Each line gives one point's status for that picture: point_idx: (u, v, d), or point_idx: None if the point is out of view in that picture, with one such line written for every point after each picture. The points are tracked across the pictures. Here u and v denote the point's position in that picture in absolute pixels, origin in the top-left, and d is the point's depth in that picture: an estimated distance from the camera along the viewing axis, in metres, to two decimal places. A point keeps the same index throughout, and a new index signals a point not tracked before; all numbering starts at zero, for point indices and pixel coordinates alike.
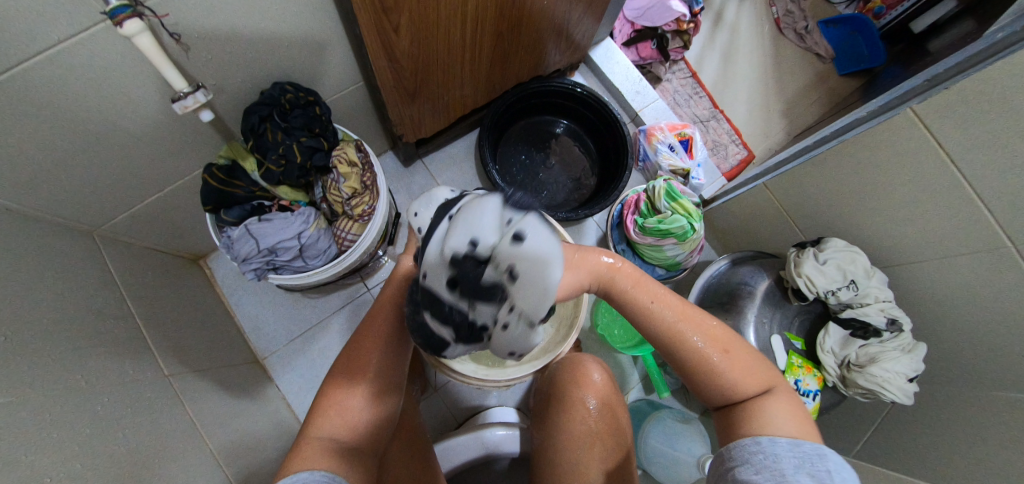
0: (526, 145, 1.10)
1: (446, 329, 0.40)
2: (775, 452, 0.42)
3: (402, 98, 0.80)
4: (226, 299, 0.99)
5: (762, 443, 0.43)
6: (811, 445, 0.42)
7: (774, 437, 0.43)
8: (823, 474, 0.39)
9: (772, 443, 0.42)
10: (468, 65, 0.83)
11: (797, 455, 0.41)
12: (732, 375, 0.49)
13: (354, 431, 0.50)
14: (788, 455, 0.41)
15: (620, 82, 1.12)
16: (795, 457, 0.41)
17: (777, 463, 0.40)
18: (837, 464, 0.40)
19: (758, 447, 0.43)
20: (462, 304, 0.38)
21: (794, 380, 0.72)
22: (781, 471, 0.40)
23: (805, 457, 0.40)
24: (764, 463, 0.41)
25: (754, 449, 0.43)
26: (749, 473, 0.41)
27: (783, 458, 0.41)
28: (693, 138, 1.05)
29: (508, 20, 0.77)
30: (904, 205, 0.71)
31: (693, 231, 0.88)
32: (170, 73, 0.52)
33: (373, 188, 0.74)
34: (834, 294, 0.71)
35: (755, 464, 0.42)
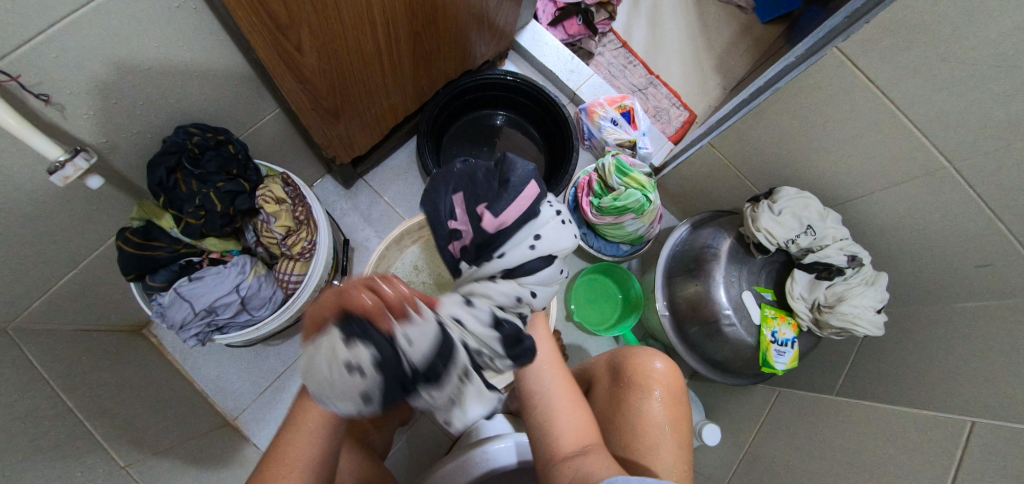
0: (469, 143, 1.06)
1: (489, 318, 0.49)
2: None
3: (324, 119, 0.75)
4: (180, 366, 0.92)
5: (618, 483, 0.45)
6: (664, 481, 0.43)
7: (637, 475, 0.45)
8: None
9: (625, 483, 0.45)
10: (390, 72, 0.78)
11: None
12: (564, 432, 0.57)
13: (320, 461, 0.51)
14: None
15: (552, 63, 1.10)
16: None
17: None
18: None
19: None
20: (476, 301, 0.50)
21: (772, 332, 0.74)
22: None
23: None
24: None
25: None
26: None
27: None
28: (634, 109, 1.03)
29: (425, 19, 0.73)
30: (843, 142, 0.72)
31: (649, 202, 0.87)
32: (39, 142, 0.45)
33: (309, 221, 0.69)
34: (794, 242, 0.72)
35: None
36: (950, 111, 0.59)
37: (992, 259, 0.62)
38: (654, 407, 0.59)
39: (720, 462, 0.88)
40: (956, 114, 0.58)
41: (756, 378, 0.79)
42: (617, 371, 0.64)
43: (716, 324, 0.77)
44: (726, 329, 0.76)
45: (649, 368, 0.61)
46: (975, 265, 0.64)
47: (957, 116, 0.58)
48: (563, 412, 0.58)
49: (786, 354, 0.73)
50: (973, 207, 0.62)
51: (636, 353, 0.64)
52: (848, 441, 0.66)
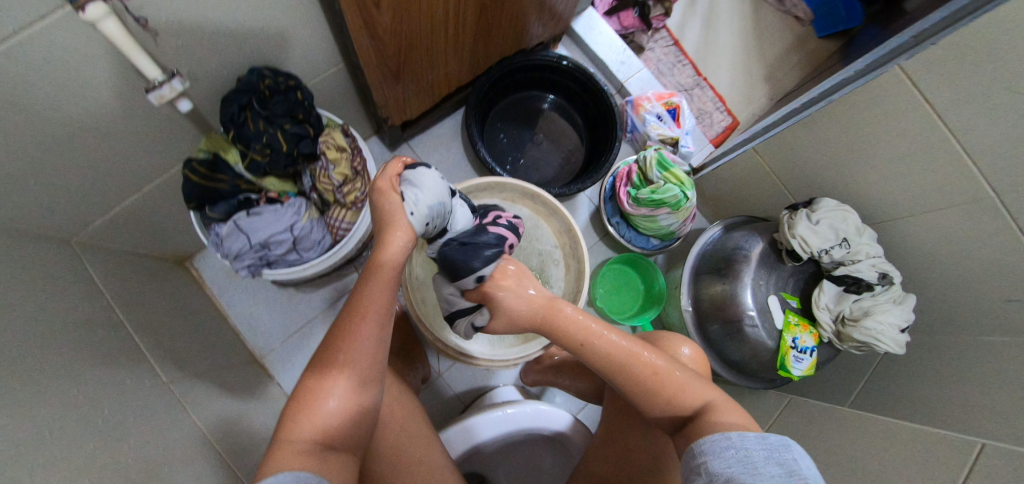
0: (513, 122, 1.08)
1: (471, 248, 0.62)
2: (747, 446, 0.43)
3: (386, 79, 0.77)
4: (217, 299, 0.97)
5: (733, 438, 0.44)
6: (778, 437, 0.44)
7: (745, 432, 0.45)
8: (789, 463, 0.41)
9: (743, 439, 0.44)
10: (452, 41, 0.80)
11: (765, 446, 0.43)
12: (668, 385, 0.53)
13: (344, 414, 0.49)
14: (759, 448, 0.43)
15: (604, 52, 1.11)
16: (764, 449, 0.43)
17: (752, 465, 0.42)
18: (799, 453, 0.43)
19: (732, 445, 0.44)
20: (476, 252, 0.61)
21: (793, 337, 0.75)
22: (754, 467, 0.41)
23: (773, 448, 0.43)
24: (738, 461, 0.42)
25: (730, 445, 0.44)
26: (723, 466, 0.43)
27: (753, 452, 0.42)
28: (680, 106, 1.04)
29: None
30: (891, 162, 0.72)
31: (686, 199, 0.89)
32: (142, 62, 0.48)
33: (365, 173, 0.72)
34: (827, 252, 0.73)
35: (728, 458, 0.43)
36: (1007, 142, 0.59)
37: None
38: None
39: None
40: (1011, 145, 0.59)
41: (769, 382, 0.81)
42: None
43: (738, 324, 0.79)
44: (747, 330, 0.78)
45: (675, 350, 0.64)
46: (1006, 298, 0.64)
47: (1012, 147, 0.59)
48: (666, 377, 0.53)
49: (803, 361, 0.75)
50: (1012, 240, 0.63)
51: (664, 337, 0.67)
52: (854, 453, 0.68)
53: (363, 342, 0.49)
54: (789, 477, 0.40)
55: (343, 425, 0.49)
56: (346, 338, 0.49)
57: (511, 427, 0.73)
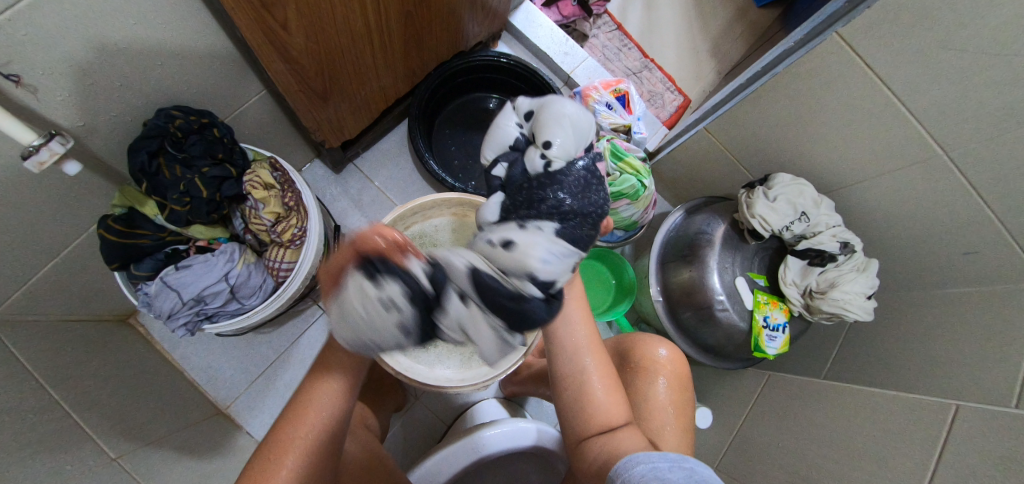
0: (461, 127, 1.04)
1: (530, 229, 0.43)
2: (654, 461, 0.43)
3: (312, 101, 0.72)
4: (169, 355, 0.91)
5: (641, 456, 0.45)
6: (680, 452, 0.44)
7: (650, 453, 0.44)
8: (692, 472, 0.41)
9: (650, 454, 0.44)
10: (380, 53, 0.75)
11: (669, 459, 0.42)
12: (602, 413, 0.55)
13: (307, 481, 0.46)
14: (665, 460, 0.43)
15: (546, 45, 1.07)
16: (668, 461, 0.42)
17: (660, 473, 0.41)
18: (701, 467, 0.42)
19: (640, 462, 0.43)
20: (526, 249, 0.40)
21: (764, 317, 0.74)
22: (663, 473, 0.41)
23: (675, 460, 0.42)
24: (646, 475, 0.41)
25: (640, 464, 0.43)
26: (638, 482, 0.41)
27: (660, 462, 0.42)
28: (628, 92, 1.02)
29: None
30: (839, 129, 0.72)
31: (643, 188, 0.87)
32: (10, 126, 0.43)
33: (299, 207, 0.67)
34: (788, 228, 0.72)
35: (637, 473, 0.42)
36: (947, 99, 0.58)
37: (980, 246, 0.62)
38: (660, 393, 0.61)
39: (711, 445, 0.90)
40: (954, 101, 0.58)
41: (745, 363, 0.80)
42: (623, 358, 0.67)
43: (709, 309, 0.78)
44: (719, 314, 0.76)
45: (653, 354, 0.64)
46: (964, 251, 0.64)
47: (955, 104, 0.58)
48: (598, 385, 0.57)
49: (777, 339, 0.73)
50: (964, 194, 0.62)
51: (641, 340, 0.66)
52: (839, 425, 0.68)
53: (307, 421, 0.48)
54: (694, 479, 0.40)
55: None
56: (302, 408, 0.49)
57: (496, 447, 0.71)
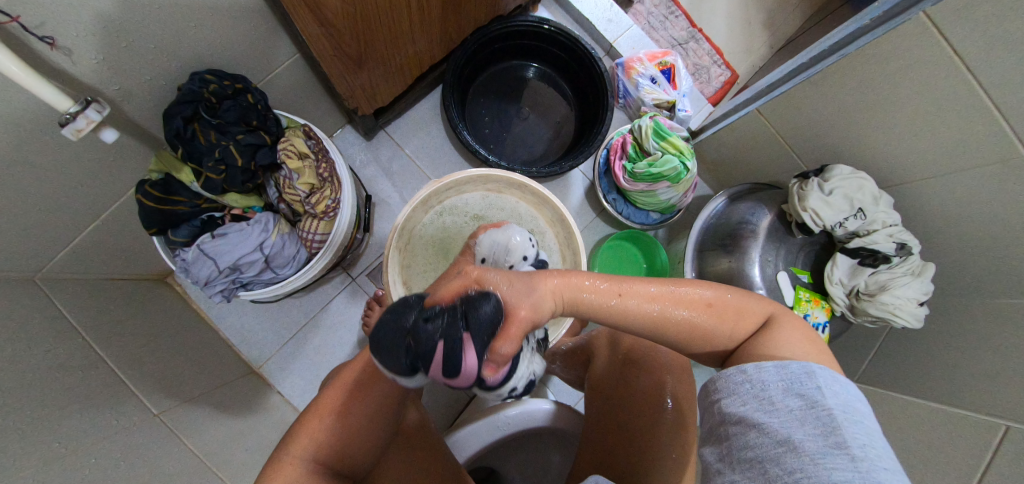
0: (496, 96, 0.98)
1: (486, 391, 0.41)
2: (766, 379, 0.39)
3: (348, 68, 0.69)
4: (203, 312, 0.93)
5: (748, 371, 0.40)
6: (798, 363, 0.39)
7: (756, 363, 0.40)
8: (812, 393, 0.37)
9: (759, 370, 0.39)
10: (419, 16, 0.71)
11: (783, 377, 0.38)
12: (721, 335, 0.44)
13: (337, 443, 0.51)
14: (778, 383, 0.38)
15: (589, 10, 1.00)
16: (783, 379, 0.38)
17: (767, 405, 0.37)
18: (827, 378, 0.37)
19: (745, 379, 0.40)
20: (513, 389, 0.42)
21: (803, 314, 0.70)
22: (770, 404, 0.37)
23: (791, 378, 0.38)
24: (749, 400, 0.38)
25: (746, 384, 0.39)
26: (736, 405, 0.39)
27: (770, 385, 0.38)
28: (674, 66, 0.95)
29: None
30: (913, 118, 0.66)
31: (686, 171, 0.82)
32: (46, 92, 0.41)
33: (333, 179, 0.64)
34: (842, 225, 0.68)
35: (742, 397, 0.39)
36: None
37: None
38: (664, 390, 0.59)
39: None
40: None
41: None
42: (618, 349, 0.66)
43: None
44: None
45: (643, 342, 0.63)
46: None
47: None
48: (703, 316, 0.44)
49: None
50: None
51: None
52: None
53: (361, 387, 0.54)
54: (811, 410, 0.36)
55: (339, 445, 0.51)
56: (338, 387, 0.54)
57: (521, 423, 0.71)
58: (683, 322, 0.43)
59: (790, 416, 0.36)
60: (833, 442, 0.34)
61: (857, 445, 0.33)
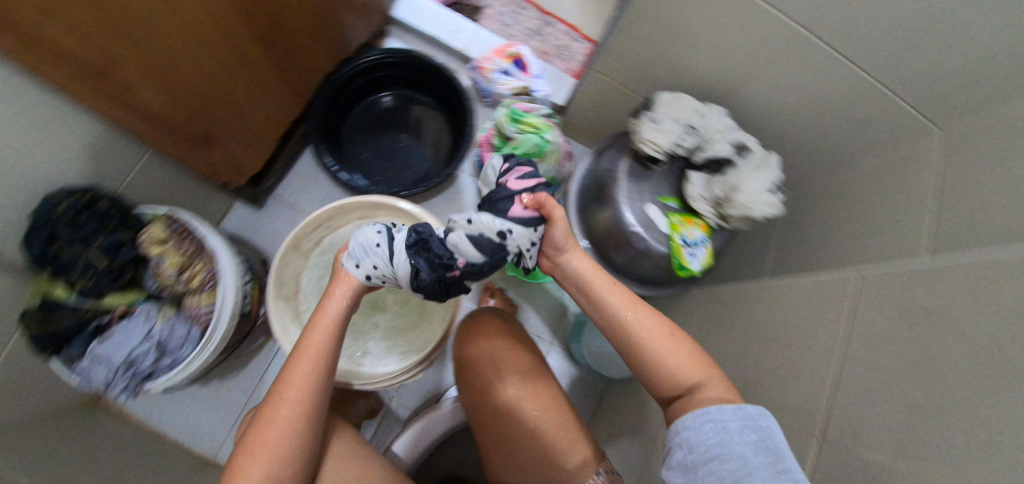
0: (367, 133, 1.01)
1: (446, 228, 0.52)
2: (726, 418, 0.43)
3: (200, 147, 0.74)
4: (147, 423, 0.93)
5: (710, 412, 0.44)
6: (754, 407, 0.45)
7: (717, 406, 0.44)
8: (764, 430, 0.43)
9: (721, 411, 0.44)
10: (257, 81, 0.76)
11: (741, 416, 0.43)
12: (670, 370, 0.48)
13: None
14: (737, 418, 0.43)
15: (433, 28, 1.05)
16: (740, 418, 0.43)
17: (728, 437, 0.42)
18: (772, 420, 0.44)
19: (710, 417, 0.44)
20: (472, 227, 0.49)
21: (681, 237, 0.74)
22: (732, 437, 0.42)
23: (749, 417, 0.43)
24: (717, 433, 0.43)
25: (716, 419, 0.43)
26: (702, 439, 0.43)
27: (730, 422, 0.43)
28: (522, 54, 1.00)
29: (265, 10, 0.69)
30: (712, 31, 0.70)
31: (548, 143, 0.87)
32: None
33: (201, 252, 0.68)
34: (680, 144, 0.71)
35: (706, 433, 0.43)
36: None
37: None
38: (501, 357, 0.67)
39: None
40: None
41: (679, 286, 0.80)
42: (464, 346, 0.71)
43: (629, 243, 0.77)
44: (640, 246, 0.76)
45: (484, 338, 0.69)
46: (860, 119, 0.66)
47: None
48: (656, 344, 0.49)
49: (698, 254, 0.74)
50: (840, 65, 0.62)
51: (476, 324, 0.71)
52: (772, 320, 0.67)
53: (290, 416, 0.48)
54: (763, 442, 0.42)
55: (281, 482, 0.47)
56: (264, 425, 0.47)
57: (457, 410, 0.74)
58: (636, 346, 0.50)
59: (747, 447, 0.42)
60: (782, 472, 0.40)
61: (800, 476, 0.40)
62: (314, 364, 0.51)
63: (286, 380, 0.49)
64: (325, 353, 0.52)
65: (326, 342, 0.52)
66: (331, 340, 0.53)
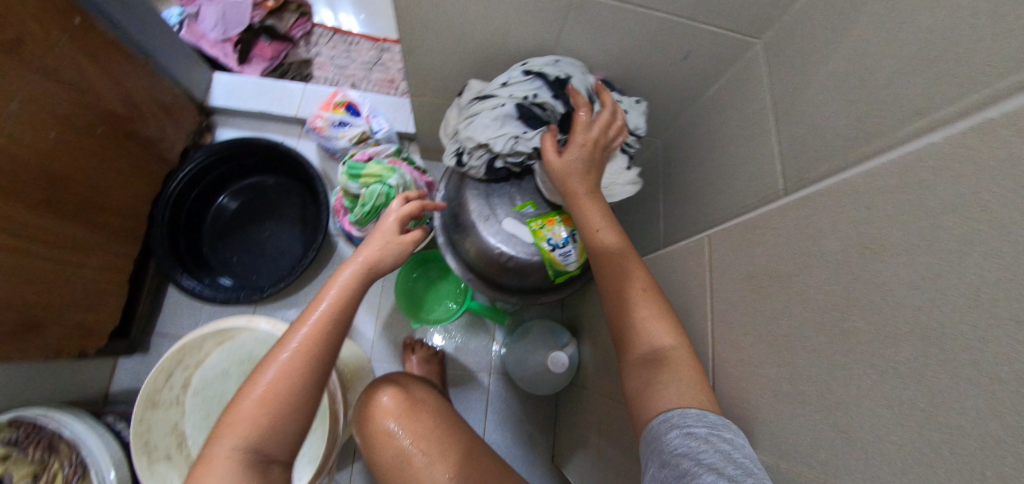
0: (229, 235, 0.96)
1: (508, 113, 0.60)
2: (689, 424, 0.40)
3: (26, 338, 0.68)
4: None
5: (681, 416, 0.41)
6: (716, 414, 0.41)
7: (688, 411, 0.41)
8: (724, 437, 0.38)
9: (683, 415, 0.40)
10: (59, 244, 0.70)
11: (706, 423, 0.39)
12: (660, 342, 0.46)
13: None
14: (699, 424, 0.39)
15: (259, 104, 0.99)
16: (706, 424, 0.39)
17: (694, 445, 0.38)
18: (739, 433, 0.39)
19: (680, 429, 0.40)
20: (505, 106, 0.60)
21: (547, 241, 0.68)
22: (698, 446, 0.38)
23: (713, 425, 0.39)
24: (683, 441, 0.39)
25: (680, 425, 0.40)
26: (672, 448, 0.39)
27: (698, 429, 0.39)
28: (351, 99, 0.94)
29: (34, 165, 0.65)
30: (493, 25, 0.63)
31: (395, 188, 0.79)
32: None
33: (55, 450, 0.64)
34: (523, 139, 0.60)
35: (675, 441, 0.39)
36: None
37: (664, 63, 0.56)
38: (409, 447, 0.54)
39: None
40: None
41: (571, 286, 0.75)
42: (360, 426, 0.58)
43: (502, 264, 0.71)
44: (511, 264, 0.70)
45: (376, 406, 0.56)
46: None
47: None
48: (654, 314, 0.47)
49: (570, 253, 0.68)
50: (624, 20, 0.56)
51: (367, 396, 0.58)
52: None
53: (220, 464, 0.40)
54: (728, 452, 0.37)
55: None
56: (200, 474, 0.40)
57: None
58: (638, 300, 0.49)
59: (715, 456, 0.37)
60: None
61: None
62: (334, 316, 0.45)
63: (236, 411, 0.41)
64: (323, 339, 0.44)
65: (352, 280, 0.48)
66: (362, 276, 0.49)
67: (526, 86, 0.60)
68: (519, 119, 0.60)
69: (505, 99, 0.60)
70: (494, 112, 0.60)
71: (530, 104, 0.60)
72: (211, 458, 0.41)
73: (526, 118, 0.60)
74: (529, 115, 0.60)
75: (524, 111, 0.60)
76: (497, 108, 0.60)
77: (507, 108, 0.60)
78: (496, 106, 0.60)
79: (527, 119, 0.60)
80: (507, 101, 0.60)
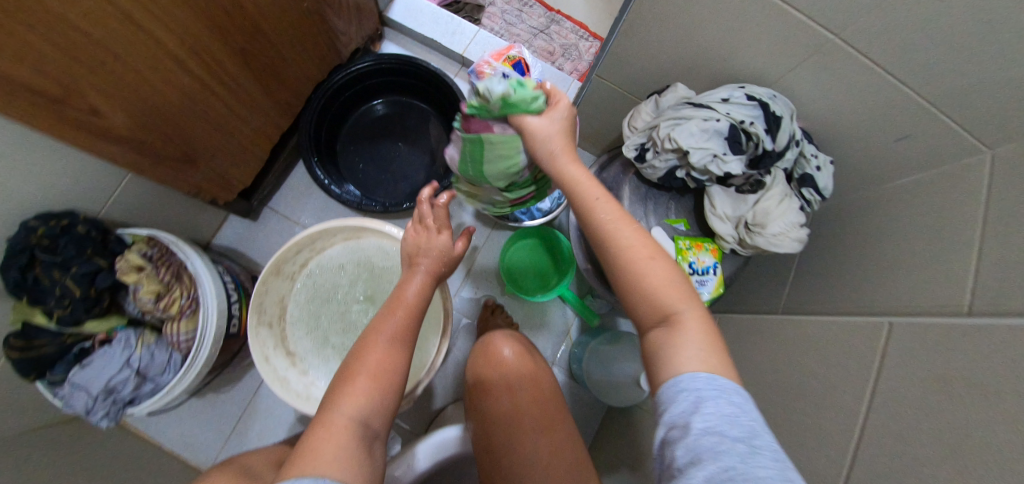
0: (362, 143, 0.99)
1: (718, 129, 0.59)
2: (699, 389, 0.38)
3: (181, 169, 0.71)
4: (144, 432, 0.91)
5: (687, 382, 0.39)
6: (727, 380, 0.39)
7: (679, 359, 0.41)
8: (737, 407, 0.37)
9: (693, 378, 0.38)
10: (235, 98, 0.73)
11: (717, 387, 0.38)
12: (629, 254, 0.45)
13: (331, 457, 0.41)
14: (711, 391, 0.37)
15: (431, 32, 1.01)
16: (716, 389, 0.38)
17: (706, 407, 0.36)
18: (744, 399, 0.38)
19: (690, 400, 0.37)
20: (718, 122, 0.59)
21: (690, 263, 0.66)
22: (715, 414, 0.36)
23: (725, 389, 0.37)
24: (694, 406, 0.37)
25: (691, 390, 0.38)
26: (679, 414, 0.37)
27: (704, 392, 0.37)
28: (523, 58, 0.92)
29: (250, 18, 0.67)
30: (728, 40, 0.62)
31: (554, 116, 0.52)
32: None
33: (178, 280, 0.68)
34: (720, 160, 0.60)
35: (681, 402, 0.38)
36: None
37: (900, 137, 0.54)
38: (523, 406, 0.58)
39: None
40: None
41: None
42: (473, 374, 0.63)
43: None
44: None
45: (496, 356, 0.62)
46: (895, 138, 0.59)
47: None
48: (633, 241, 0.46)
49: (708, 283, 0.66)
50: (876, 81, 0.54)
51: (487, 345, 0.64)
52: None
53: (370, 358, 0.47)
54: (738, 418, 0.36)
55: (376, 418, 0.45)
56: (355, 369, 0.47)
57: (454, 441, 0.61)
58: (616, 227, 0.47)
59: (722, 420, 0.35)
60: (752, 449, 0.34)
61: (768, 447, 0.35)
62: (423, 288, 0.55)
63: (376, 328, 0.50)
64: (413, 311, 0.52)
65: (425, 282, 0.55)
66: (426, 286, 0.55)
67: (743, 111, 0.59)
68: (724, 138, 0.60)
69: (722, 114, 0.59)
70: (706, 122, 0.59)
71: (742, 130, 0.59)
72: (361, 360, 0.47)
73: (730, 141, 0.60)
74: (734, 139, 0.60)
75: (734, 132, 0.59)
76: (711, 120, 0.59)
77: (720, 125, 0.59)
78: (711, 118, 0.59)
79: (731, 142, 0.60)
80: (723, 117, 0.59)
